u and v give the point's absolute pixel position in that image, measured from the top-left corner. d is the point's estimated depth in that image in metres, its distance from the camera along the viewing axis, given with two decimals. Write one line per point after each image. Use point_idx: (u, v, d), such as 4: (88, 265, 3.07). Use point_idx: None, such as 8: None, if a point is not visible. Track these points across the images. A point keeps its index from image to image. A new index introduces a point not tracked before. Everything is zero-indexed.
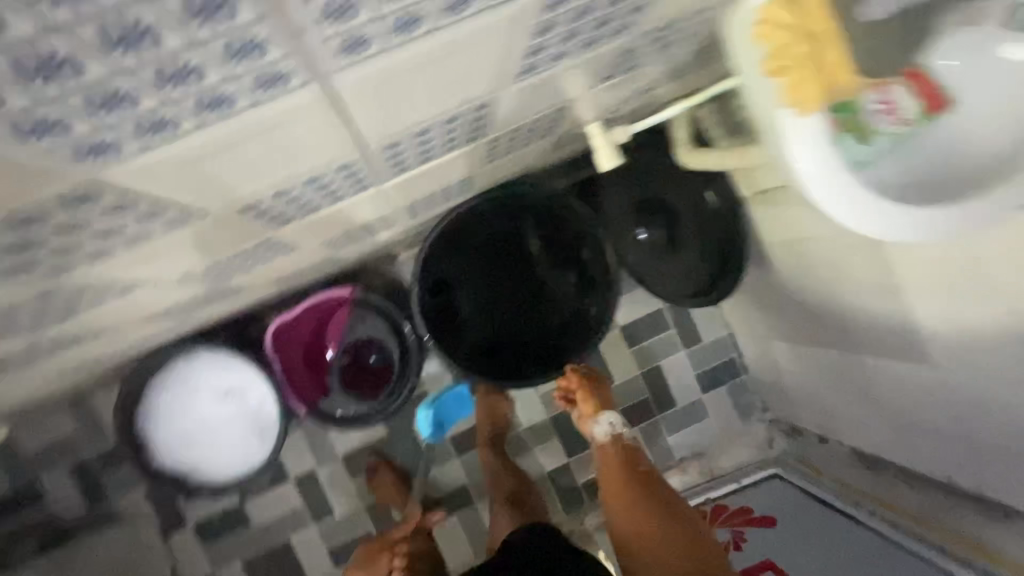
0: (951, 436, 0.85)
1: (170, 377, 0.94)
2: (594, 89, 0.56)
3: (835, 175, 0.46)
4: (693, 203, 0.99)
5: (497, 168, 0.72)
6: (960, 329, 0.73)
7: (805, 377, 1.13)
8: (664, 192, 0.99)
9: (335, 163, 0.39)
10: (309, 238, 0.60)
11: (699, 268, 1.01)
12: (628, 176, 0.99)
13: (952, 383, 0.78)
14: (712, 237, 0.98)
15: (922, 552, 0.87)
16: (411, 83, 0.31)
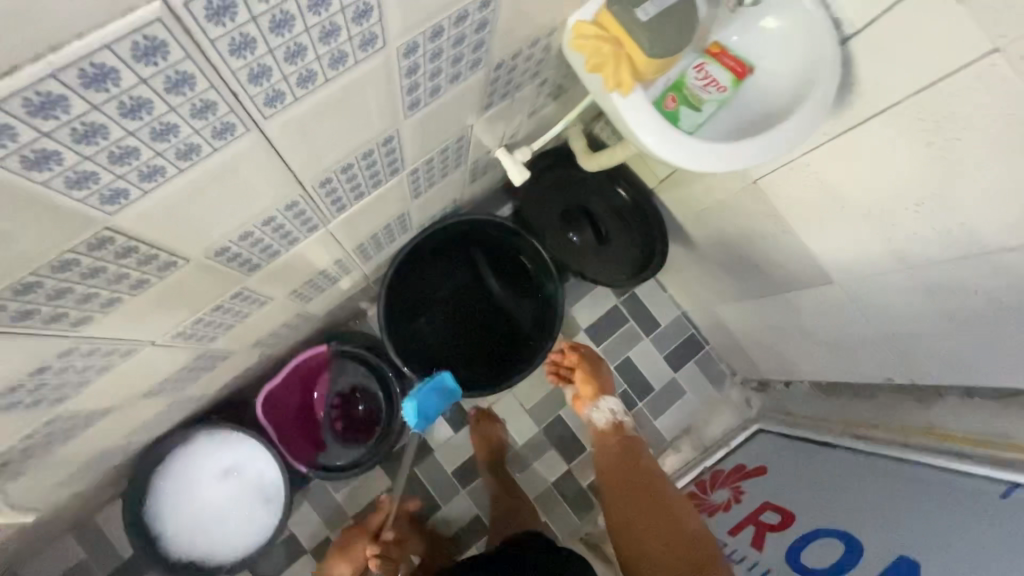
0: (874, 340, 0.97)
1: (172, 465, 0.99)
2: (483, 116, 0.70)
3: (670, 134, 0.62)
4: (610, 201, 1.13)
5: (428, 201, 0.85)
6: (841, 243, 0.87)
7: (753, 330, 1.25)
8: (582, 198, 1.14)
9: (283, 201, 0.51)
10: (277, 287, 0.71)
11: (630, 255, 1.16)
12: (548, 192, 1.15)
13: (855, 290, 0.92)
14: (633, 227, 1.14)
15: (887, 451, 0.96)
16: (325, 124, 0.44)
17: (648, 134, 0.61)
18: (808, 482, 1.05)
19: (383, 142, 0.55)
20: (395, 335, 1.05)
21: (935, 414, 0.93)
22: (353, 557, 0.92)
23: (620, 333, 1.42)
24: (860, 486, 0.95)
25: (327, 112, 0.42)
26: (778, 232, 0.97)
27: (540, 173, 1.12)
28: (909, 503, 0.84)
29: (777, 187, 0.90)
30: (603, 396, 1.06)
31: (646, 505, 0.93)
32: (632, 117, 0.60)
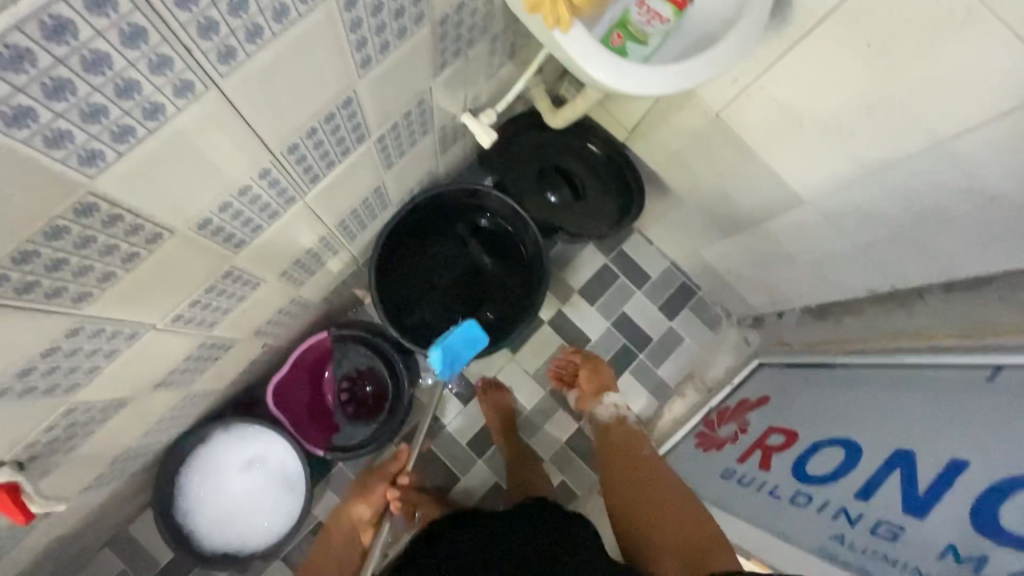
0: (852, 254, 1.00)
1: (195, 463, 1.03)
2: (439, 78, 0.73)
3: (617, 64, 0.64)
4: (583, 156, 1.15)
5: (401, 173, 0.88)
6: (804, 161, 0.90)
7: (739, 267, 1.28)
8: (555, 157, 1.17)
9: (255, 169, 0.54)
10: (267, 268, 0.74)
11: (608, 208, 1.20)
12: (519, 157, 1.16)
13: (825, 206, 0.94)
14: (608, 180, 1.17)
15: (877, 359, 0.99)
16: (282, 82, 0.47)
17: (597, 69, 0.63)
18: (805, 400, 1.08)
19: (342, 105, 0.58)
20: (391, 312, 1.08)
21: (918, 316, 0.96)
22: (372, 498, 0.98)
23: (612, 290, 1.45)
24: (855, 394, 0.97)
25: (280, 69, 0.45)
26: (744, 162, 0.99)
27: (509, 139, 1.13)
28: (899, 398, 0.88)
29: (737, 116, 0.92)
30: (607, 393, 1.20)
31: (648, 493, 0.95)
32: (578, 53, 0.63)
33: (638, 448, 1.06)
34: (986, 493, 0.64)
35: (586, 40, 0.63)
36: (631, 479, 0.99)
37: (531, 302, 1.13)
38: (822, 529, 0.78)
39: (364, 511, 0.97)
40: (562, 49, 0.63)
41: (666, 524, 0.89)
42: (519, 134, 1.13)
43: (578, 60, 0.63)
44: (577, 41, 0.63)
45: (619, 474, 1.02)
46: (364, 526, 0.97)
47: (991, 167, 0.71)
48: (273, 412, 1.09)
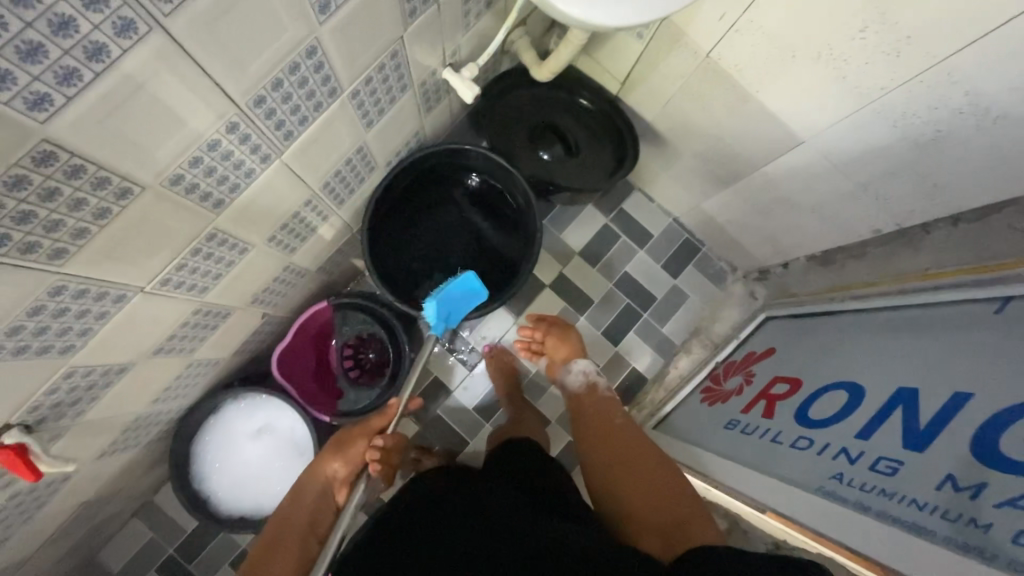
0: (852, 192, 0.96)
1: (207, 431, 1.06)
2: (410, 27, 0.71)
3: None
4: (575, 109, 1.15)
5: (384, 132, 0.87)
6: (798, 94, 0.86)
7: (742, 218, 1.25)
8: (546, 112, 1.16)
9: (220, 121, 0.53)
10: (253, 231, 0.75)
11: (602, 162, 1.20)
12: (510, 114, 1.16)
13: (823, 143, 0.91)
14: (600, 132, 1.16)
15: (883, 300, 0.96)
16: (234, 23, 0.46)
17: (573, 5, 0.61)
18: (811, 348, 1.05)
19: (307, 54, 0.57)
20: (389, 277, 1.09)
21: (925, 254, 0.92)
22: (348, 456, 0.95)
23: (614, 250, 1.43)
24: (860, 337, 0.95)
25: (230, 9, 0.45)
26: (739, 104, 0.96)
27: (499, 97, 1.12)
28: (905, 336, 0.85)
29: (729, 52, 0.89)
30: (576, 360, 1.20)
31: (622, 460, 0.96)
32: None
33: (612, 416, 1.06)
34: (986, 422, 0.62)
35: None
36: (607, 448, 0.99)
37: (527, 258, 1.11)
38: (822, 470, 0.77)
39: (338, 469, 0.94)
40: None
41: (640, 493, 0.89)
42: (510, 89, 1.11)
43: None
44: None
45: (594, 442, 1.03)
46: (339, 484, 0.93)
47: (993, 83, 0.67)
48: (278, 381, 1.10)
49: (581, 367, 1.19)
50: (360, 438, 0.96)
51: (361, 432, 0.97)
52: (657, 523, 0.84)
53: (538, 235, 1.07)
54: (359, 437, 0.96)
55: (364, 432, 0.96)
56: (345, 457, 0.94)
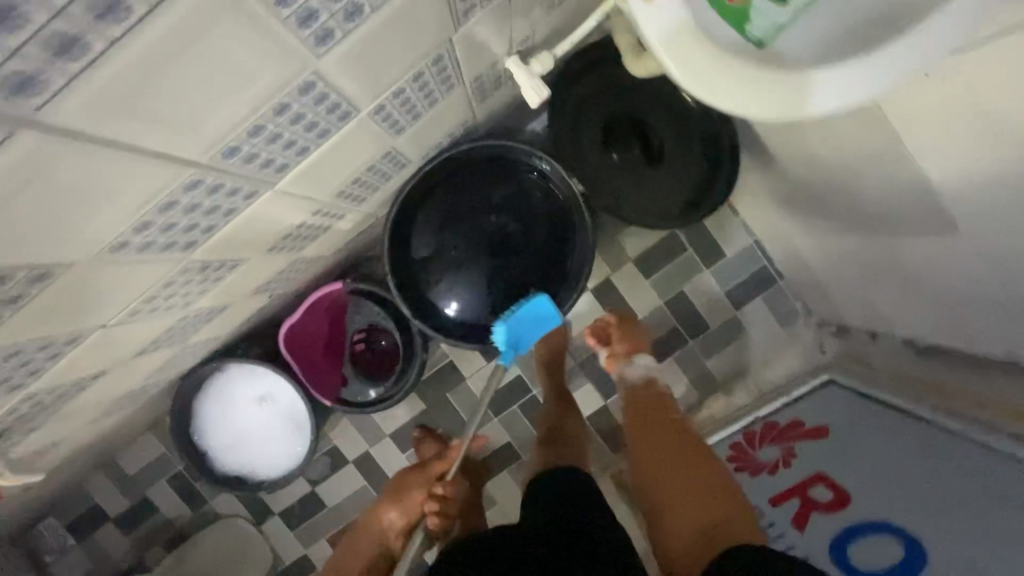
0: (993, 306, 0.75)
1: (208, 390, 1.05)
2: (467, 22, 0.52)
3: (709, 59, 0.41)
4: (667, 107, 0.92)
5: (421, 133, 0.70)
6: (973, 179, 0.63)
7: (839, 272, 1.03)
8: (631, 104, 0.92)
9: (177, 186, 0.39)
10: (245, 251, 0.63)
11: (685, 184, 0.95)
12: (585, 101, 0.92)
13: (982, 247, 0.69)
14: (691, 144, 0.93)
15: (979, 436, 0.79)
16: (177, 86, 0.30)
17: (682, 60, 0.41)
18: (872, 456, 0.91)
19: (302, 91, 0.40)
20: (400, 274, 0.93)
21: None
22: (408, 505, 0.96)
23: (673, 264, 1.26)
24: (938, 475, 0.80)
25: (166, 71, 0.29)
26: (887, 158, 0.72)
27: (576, 75, 0.90)
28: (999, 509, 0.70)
29: (899, 101, 0.64)
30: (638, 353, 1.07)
31: (673, 453, 0.89)
32: (660, 36, 0.41)
33: (667, 409, 0.98)
34: None
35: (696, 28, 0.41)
36: (659, 439, 0.92)
37: (565, 288, 0.95)
38: None
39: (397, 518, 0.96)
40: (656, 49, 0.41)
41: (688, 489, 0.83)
42: (592, 67, 0.89)
43: (656, 44, 0.41)
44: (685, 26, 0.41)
45: (646, 429, 0.95)
46: (396, 532, 0.96)
47: None
48: (283, 353, 1.05)
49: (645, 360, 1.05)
50: (418, 487, 0.97)
51: (420, 480, 0.98)
52: (705, 525, 0.78)
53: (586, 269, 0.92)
54: (417, 486, 0.97)
55: (422, 481, 0.97)
56: (402, 505, 0.96)
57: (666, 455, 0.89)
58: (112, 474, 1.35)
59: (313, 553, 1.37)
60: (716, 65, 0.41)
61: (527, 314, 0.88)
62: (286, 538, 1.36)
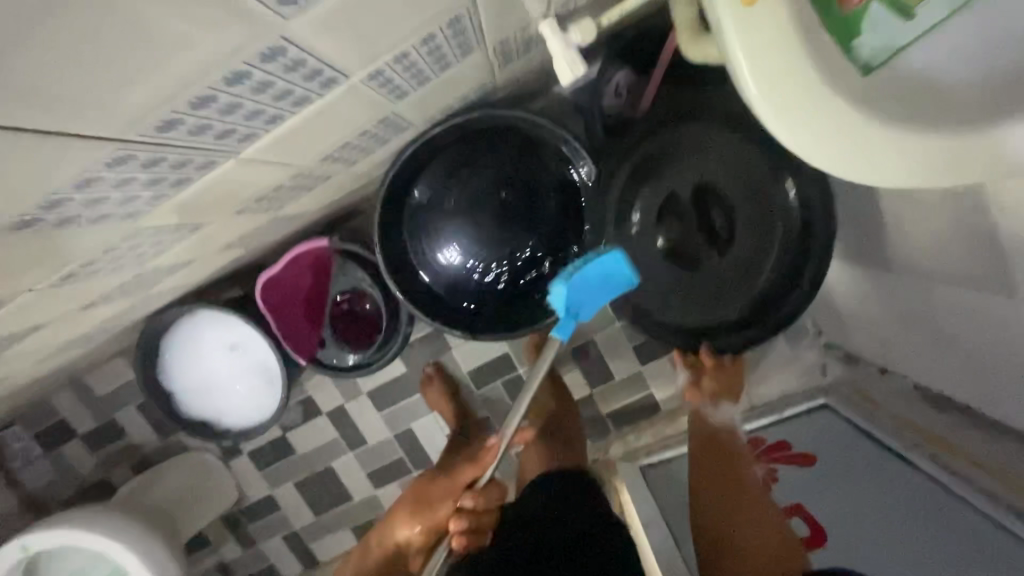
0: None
1: (178, 330, 0.99)
2: None
3: (802, 114, 0.37)
4: (763, 207, 0.86)
5: (429, 97, 0.60)
6: None
7: (863, 301, 0.97)
8: (726, 184, 0.86)
9: (94, 160, 0.30)
10: (208, 214, 0.54)
11: (751, 278, 0.88)
12: (678, 157, 0.87)
13: None
14: (765, 248, 0.87)
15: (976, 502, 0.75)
16: (73, 41, 0.21)
17: (779, 94, 0.36)
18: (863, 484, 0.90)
19: (266, 58, 0.31)
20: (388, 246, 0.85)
21: None
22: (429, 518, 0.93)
23: None
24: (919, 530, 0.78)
25: (50, 21, 0.20)
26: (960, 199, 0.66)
27: (684, 124, 0.85)
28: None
29: None
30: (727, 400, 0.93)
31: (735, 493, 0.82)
32: (758, 83, 0.36)
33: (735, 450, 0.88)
34: None
35: (800, 68, 0.36)
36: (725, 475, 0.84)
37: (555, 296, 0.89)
38: None
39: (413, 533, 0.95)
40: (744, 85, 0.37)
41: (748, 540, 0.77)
42: (704, 131, 0.85)
43: (753, 98, 0.37)
44: (783, 70, 0.36)
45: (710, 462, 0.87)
46: (414, 543, 0.96)
47: None
48: (259, 304, 0.99)
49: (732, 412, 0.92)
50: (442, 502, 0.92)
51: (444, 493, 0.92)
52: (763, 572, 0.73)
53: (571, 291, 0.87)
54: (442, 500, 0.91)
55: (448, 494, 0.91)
56: (425, 518, 0.93)
57: (723, 477, 0.85)
58: (77, 395, 1.31)
59: (278, 495, 1.37)
60: (811, 110, 0.37)
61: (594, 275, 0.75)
62: (252, 477, 1.36)
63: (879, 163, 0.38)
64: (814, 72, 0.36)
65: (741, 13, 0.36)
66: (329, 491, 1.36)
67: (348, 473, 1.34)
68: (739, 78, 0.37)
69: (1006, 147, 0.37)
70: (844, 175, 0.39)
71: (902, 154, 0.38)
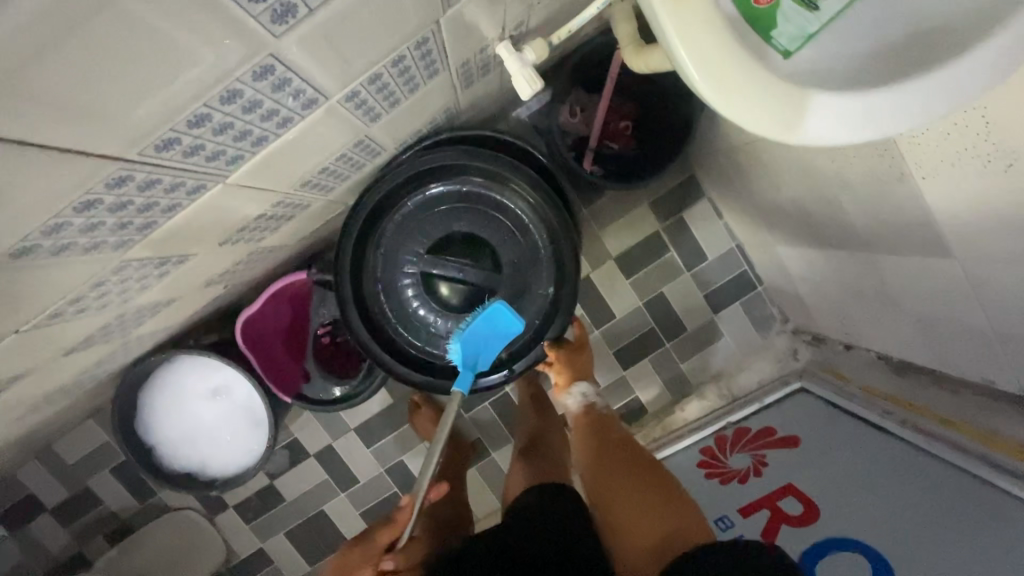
0: (968, 330, 0.75)
1: (158, 380, 0.97)
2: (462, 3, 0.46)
3: (732, 86, 0.40)
4: (510, 222, 0.86)
5: (399, 120, 0.64)
6: (968, 205, 0.64)
7: (819, 283, 1.04)
8: (473, 213, 0.86)
9: (98, 180, 0.32)
10: (194, 244, 0.56)
11: (532, 288, 0.88)
12: (410, 228, 0.86)
13: (965, 274, 0.70)
14: (535, 245, 0.87)
15: (946, 455, 0.79)
16: (89, 57, 0.24)
17: (715, 86, 0.40)
18: (843, 454, 0.94)
19: (257, 76, 0.33)
20: (365, 262, 0.86)
21: None
22: None
23: (654, 266, 1.26)
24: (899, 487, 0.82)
25: (73, 35, 0.22)
26: (887, 180, 0.73)
27: (392, 208, 0.84)
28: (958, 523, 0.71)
29: (913, 129, 0.65)
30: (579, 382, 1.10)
31: (617, 467, 0.94)
32: (699, 71, 0.40)
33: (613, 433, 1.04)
34: None
35: (729, 53, 0.40)
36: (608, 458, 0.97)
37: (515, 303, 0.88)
38: None
39: None
40: (683, 71, 0.41)
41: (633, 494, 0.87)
42: (414, 190, 0.84)
43: (694, 82, 0.40)
44: (711, 54, 0.40)
45: (591, 455, 1.01)
46: None
47: None
48: (240, 344, 0.98)
49: (582, 390, 1.10)
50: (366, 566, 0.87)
51: (365, 559, 0.87)
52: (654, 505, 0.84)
53: (406, 333, 0.88)
54: (365, 565, 0.86)
55: (369, 560, 0.86)
56: None
57: (605, 458, 0.98)
58: (46, 466, 1.24)
59: (269, 547, 1.32)
60: (736, 89, 0.40)
61: (483, 324, 0.80)
62: (241, 531, 1.30)
63: (816, 125, 0.41)
64: (743, 58, 0.40)
65: (673, 10, 0.40)
66: (323, 536, 1.31)
67: (341, 515, 1.31)
68: (680, 65, 0.41)
69: (925, 96, 0.40)
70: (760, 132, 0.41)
71: (841, 118, 0.41)
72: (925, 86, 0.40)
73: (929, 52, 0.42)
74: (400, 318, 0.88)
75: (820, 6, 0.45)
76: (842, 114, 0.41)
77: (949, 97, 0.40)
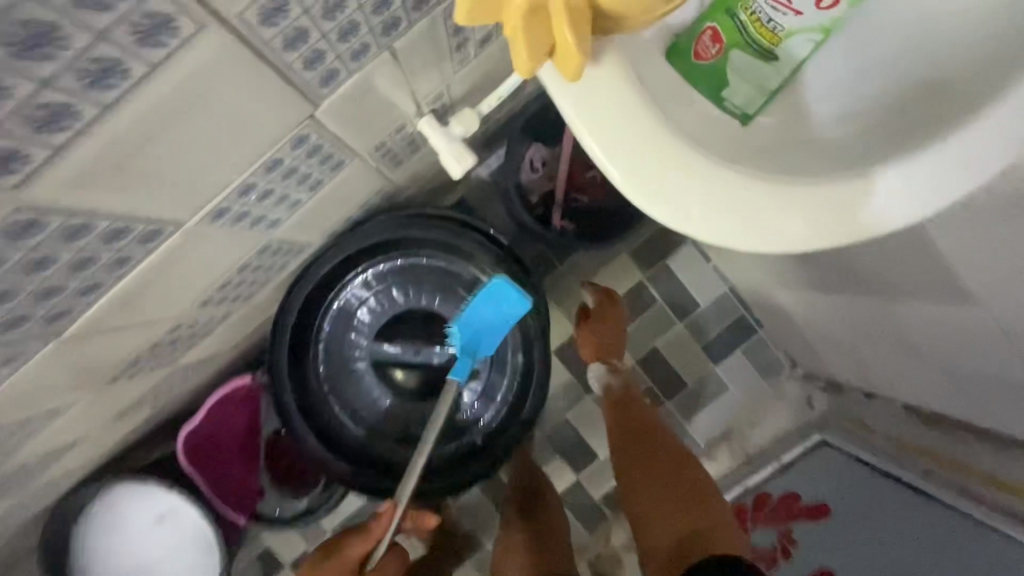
0: (1006, 383, 0.64)
1: (92, 519, 0.84)
2: (358, 75, 0.38)
3: (665, 185, 0.33)
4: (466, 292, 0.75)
5: (315, 213, 0.55)
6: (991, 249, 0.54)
7: (825, 328, 0.93)
8: (423, 286, 0.75)
9: None
10: (64, 396, 0.46)
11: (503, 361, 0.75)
12: (351, 315, 0.75)
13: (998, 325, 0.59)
14: None
15: (1005, 528, 0.66)
16: None
17: (646, 188, 0.33)
18: (885, 532, 0.81)
19: None
20: (304, 364, 0.74)
21: None
22: None
23: (644, 319, 1.16)
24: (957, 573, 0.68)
25: None
26: None
27: (327, 297, 0.73)
28: None
29: None
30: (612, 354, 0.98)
31: (646, 454, 0.89)
32: (620, 166, 0.33)
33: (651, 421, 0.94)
34: None
35: (654, 144, 0.33)
36: (639, 444, 0.91)
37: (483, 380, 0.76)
38: None
39: None
40: (603, 167, 0.33)
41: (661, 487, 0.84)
42: (350, 272, 0.72)
43: (618, 181, 0.33)
44: (629, 147, 0.33)
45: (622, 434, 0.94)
46: None
47: None
48: (182, 463, 0.87)
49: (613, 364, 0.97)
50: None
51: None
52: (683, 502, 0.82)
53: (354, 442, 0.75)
54: None
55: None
56: None
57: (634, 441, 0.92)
58: None
59: None
60: (670, 188, 0.33)
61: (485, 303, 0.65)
62: None
63: (788, 227, 0.34)
64: (675, 145, 0.33)
65: (573, 92, 0.32)
66: None
67: None
68: (601, 162, 0.33)
69: (933, 175, 0.33)
70: (724, 245, 0.34)
71: (829, 213, 0.34)
72: (925, 165, 0.33)
73: (910, 128, 0.36)
74: (351, 419, 0.75)
75: (778, 56, 0.38)
76: (823, 209, 0.34)
77: (952, 181, 0.33)
